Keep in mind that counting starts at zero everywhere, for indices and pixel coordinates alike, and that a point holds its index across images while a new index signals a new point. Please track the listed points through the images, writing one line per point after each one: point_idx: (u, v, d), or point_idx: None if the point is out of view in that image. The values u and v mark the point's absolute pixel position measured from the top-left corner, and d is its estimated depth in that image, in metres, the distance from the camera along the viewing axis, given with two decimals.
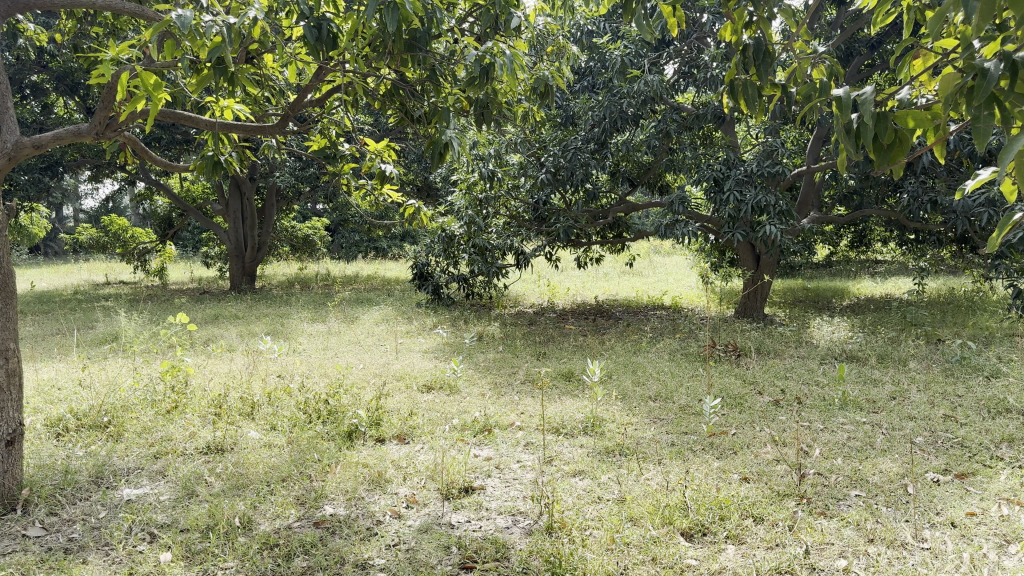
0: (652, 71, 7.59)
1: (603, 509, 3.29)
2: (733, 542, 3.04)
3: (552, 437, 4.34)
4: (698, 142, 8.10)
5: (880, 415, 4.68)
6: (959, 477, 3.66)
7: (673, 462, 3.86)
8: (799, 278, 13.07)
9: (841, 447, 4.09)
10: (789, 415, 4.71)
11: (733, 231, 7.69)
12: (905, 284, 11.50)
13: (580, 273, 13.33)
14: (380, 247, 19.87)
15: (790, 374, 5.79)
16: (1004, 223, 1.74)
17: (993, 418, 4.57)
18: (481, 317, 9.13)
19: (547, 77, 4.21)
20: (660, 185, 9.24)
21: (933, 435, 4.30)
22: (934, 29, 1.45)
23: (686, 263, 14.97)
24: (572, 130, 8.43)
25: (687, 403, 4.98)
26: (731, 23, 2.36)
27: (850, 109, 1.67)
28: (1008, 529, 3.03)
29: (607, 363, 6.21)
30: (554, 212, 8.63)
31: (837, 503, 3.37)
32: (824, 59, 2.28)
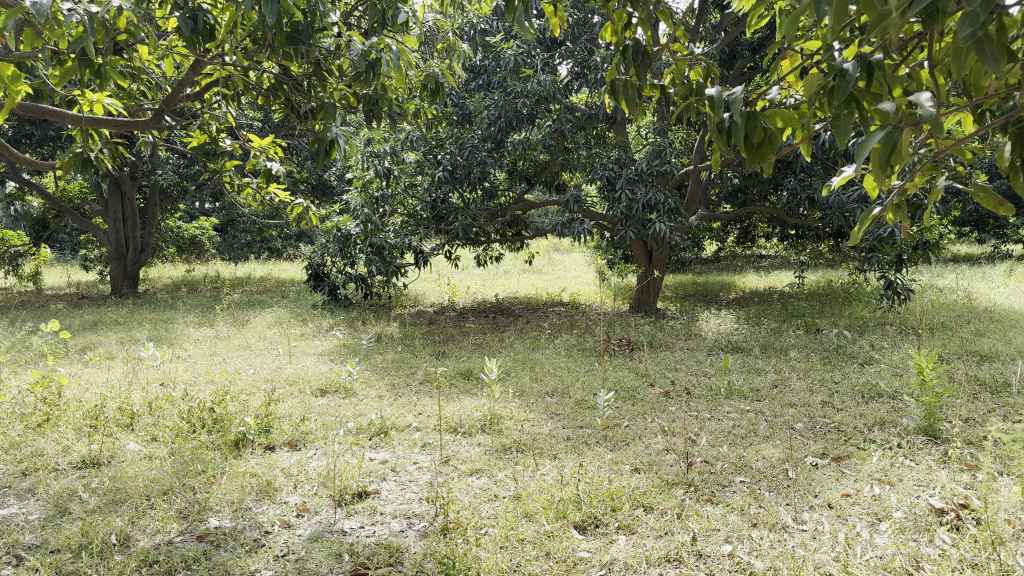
0: (544, 71, 7.66)
1: (499, 507, 3.27)
2: (624, 533, 3.09)
3: (449, 437, 4.31)
4: (592, 141, 8.22)
5: (763, 403, 4.87)
6: (835, 460, 3.84)
7: (568, 456, 3.89)
8: (690, 273, 13.48)
9: (726, 435, 4.23)
10: (679, 405, 4.84)
11: (625, 228, 7.84)
12: (786, 276, 12.03)
13: (480, 272, 13.34)
14: (273, 247, 19.34)
15: (680, 366, 5.95)
16: (863, 219, 1.82)
17: (866, 403, 4.83)
18: (379, 317, 8.99)
19: (438, 74, 4.17)
20: (556, 183, 9.34)
21: (812, 420, 4.50)
22: (794, 32, 1.50)
23: (584, 260, 15.20)
24: (468, 128, 8.42)
25: (583, 397, 5.04)
26: (612, 23, 2.38)
27: (722, 109, 1.72)
28: (879, 509, 3.18)
29: (505, 360, 6.22)
30: (452, 210, 8.59)
31: (722, 490, 3.47)
32: (701, 61, 2.33)
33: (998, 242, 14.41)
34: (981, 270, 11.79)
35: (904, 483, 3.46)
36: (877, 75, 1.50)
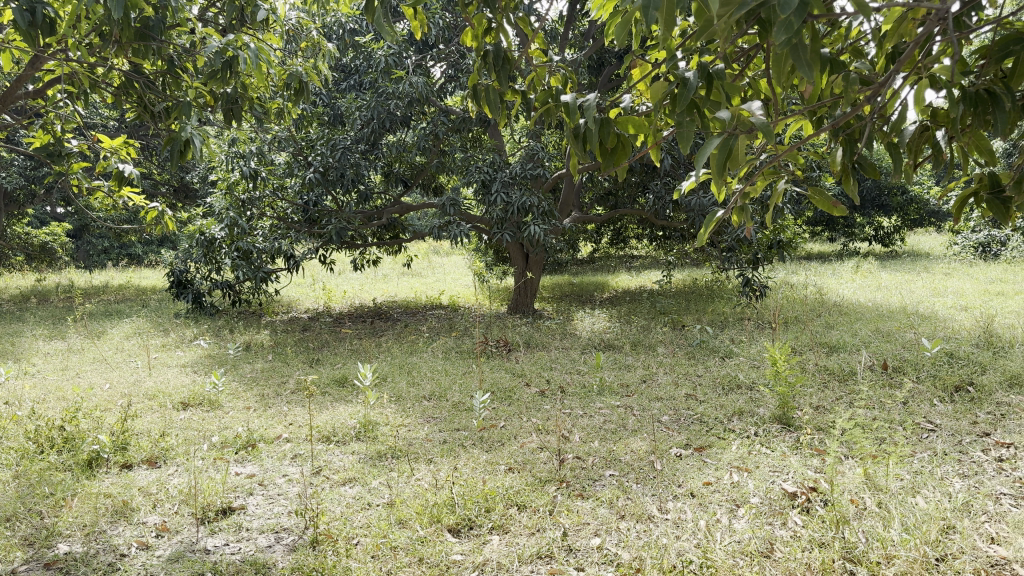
0: (415, 73, 7.61)
1: (372, 516, 3.22)
2: (497, 532, 3.11)
3: (321, 447, 4.21)
4: (466, 144, 8.23)
5: (632, 398, 5.03)
6: (698, 450, 4.01)
7: (443, 460, 3.88)
8: (565, 274, 13.74)
9: (597, 431, 4.33)
10: (554, 404, 4.92)
11: (501, 231, 7.89)
12: (655, 275, 12.47)
13: (356, 276, 13.13)
14: (133, 253, 18.35)
15: (555, 365, 6.05)
16: (709, 221, 1.91)
17: (727, 394, 5.07)
18: (249, 325, 8.69)
19: (301, 73, 4.06)
20: (431, 186, 9.30)
21: (677, 413, 4.69)
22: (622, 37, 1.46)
23: (462, 263, 15.22)
24: (339, 129, 8.25)
25: (460, 399, 5.05)
26: (473, 28, 2.36)
27: (576, 115, 1.76)
28: (737, 495, 3.34)
29: (380, 365, 6.13)
30: (324, 213, 8.40)
31: (592, 484, 3.56)
32: (559, 67, 2.37)
33: (845, 241, 15.46)
34: (831, 267, 12.61)
35: (761, 469, 3.65)
36: (716, 84, 1.57)
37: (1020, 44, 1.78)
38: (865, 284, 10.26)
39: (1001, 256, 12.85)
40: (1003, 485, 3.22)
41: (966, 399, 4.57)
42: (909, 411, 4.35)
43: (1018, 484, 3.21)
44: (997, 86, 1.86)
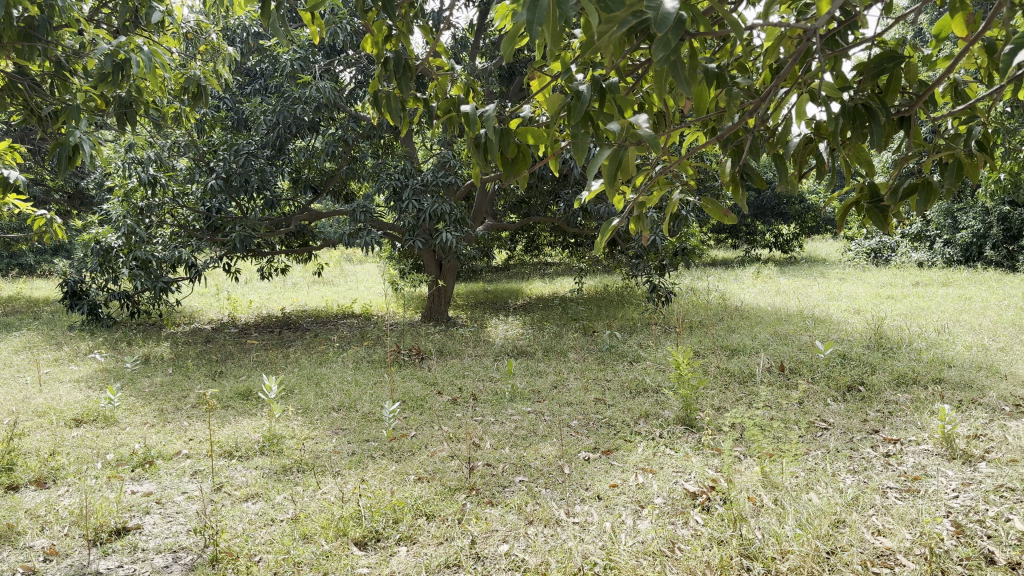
0: (322, 78, 7.48)
1: (275, 532, 3.14)
2: (405, 543, 3.08)
3: (223, 462, 4.08)
4: (376, 151, 8.15)
5: (542, 404, 5.07)
6: (606, 453, 4.07)
7: (351, 472, 3.82)
8: (479, 281, 13.75)
9: (508, 437, 4.35)
10: (465, 412, 4.91)
11: (413, 238, 7.83)
12: (567, 282, 12.62)
13: (264, 285, 12.82)
14: (23, 263, 17.42)
15: (467, 372, 6.04)
16: (606, 230, 1.94)
17: (634, 398, 5.18)
18: (149, 337, 8.36)
19: (199, 77, 3.94)
20: (341, 193, 9.16)
21: (587, 417, 4.75)
22: (512, 52, 1.43)
23: (374, 271, 15.06)
24: (243, 134, 8.04)
25: (369, 410, 4.99)
26: (372, 33, 2.33)
27: (476, 125, 1.76)
28: (641, 497, 3.40)
29: (287, 376, 6.00)
30: (228, 220, 8.16)
31: (502, 491, 3.57)
32: (461, 76, 2.36)
33: (748, 248, 16.02)
34: (734, 273, 13.03)
35: (664, 470, 3.73)
36: (608, 97, 1.60)
37: (892, 63, 1.88)
38: (766, 289, 10.64)
39: (890, 261, 13.55)
40: (889, 479, 3.38)
41: (857, 398, 4.79)
42: (805, 410, 4.54)
43: (903, 478, 3.38)
44: (873, 101, 1.96)
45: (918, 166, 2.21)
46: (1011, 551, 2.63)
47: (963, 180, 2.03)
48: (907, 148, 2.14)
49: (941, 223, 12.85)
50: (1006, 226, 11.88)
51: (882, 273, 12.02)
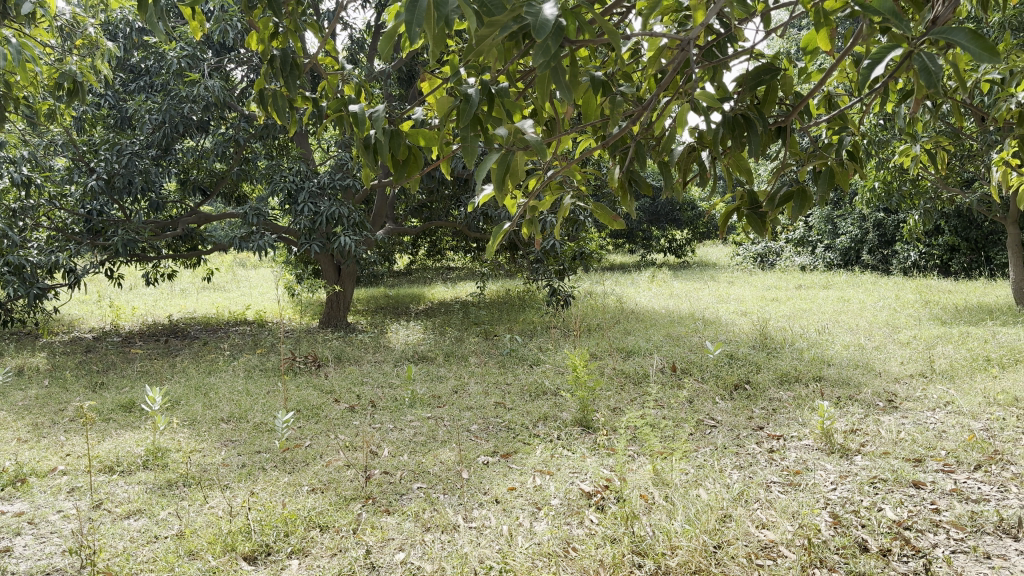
0: (212, 76, 7.22)
1: (158, 549, 3.01)
2: (297, 556, 2.99)
3: (102, 478, 3.88)
4: (270, 152, 7.93)
5: (442, 409, 5.03)
6: (504, 457, 4.07)
7: (241, 484, 3.69)
8: (380, 285, 13.57)
9: (406, 444, 4.29)
10: (362, 419, 4.82)
11: (309, 242, 7.64)
12: (469, 286, 12.61)
13: (151, 291, 12.28)
14: None
15: (366, 379, 5.94)
16: (498, 234, 1.90)
17: (533, 400, 5.21)
18: (23, 347, 7.86)
19: (74, 72, 3.74)
20: (234, 195, 8.87)
21: (486, 421, 4.74)
22: (393, 53, 1.39)
23: (269, 276, 14.65)
24: (127, 134, 7.67)
25: (261, 420, 4.84)
26: (258, 31, 2.25)
27: (365, 126, 1.71)
28: (539, 498, 3.41)
29: (174, 387, 5.75)
30: (111, 223, 7.77)
31: (399, 499, 3.53)
32: (352, 76, 2.30)
33: (644, 252, 16.44)
34: (630, 277, 13.33)
35: (561, 471, 3.76)
36: (497, 101, 1.59)
37: (770, 75, 1.96)
38: (660, 292, 10.94)
39: (776, 265, 14.17)
40: (773, 473, 3.52)
41: (744, 396, 4.98)
42: (695, 409, 4.68)
43: (785, 471, 3.53)
44: (752, 112, 2.04)
45: (796, 173, 2.31)
46: (883, 538, 2.78)
47: (835, 188, 2.13)
48: (785, 157, 2.23)
49: (822, 229, 13.53)
50: (880, 232, 12.60)
51: (768, 276, 12.55)
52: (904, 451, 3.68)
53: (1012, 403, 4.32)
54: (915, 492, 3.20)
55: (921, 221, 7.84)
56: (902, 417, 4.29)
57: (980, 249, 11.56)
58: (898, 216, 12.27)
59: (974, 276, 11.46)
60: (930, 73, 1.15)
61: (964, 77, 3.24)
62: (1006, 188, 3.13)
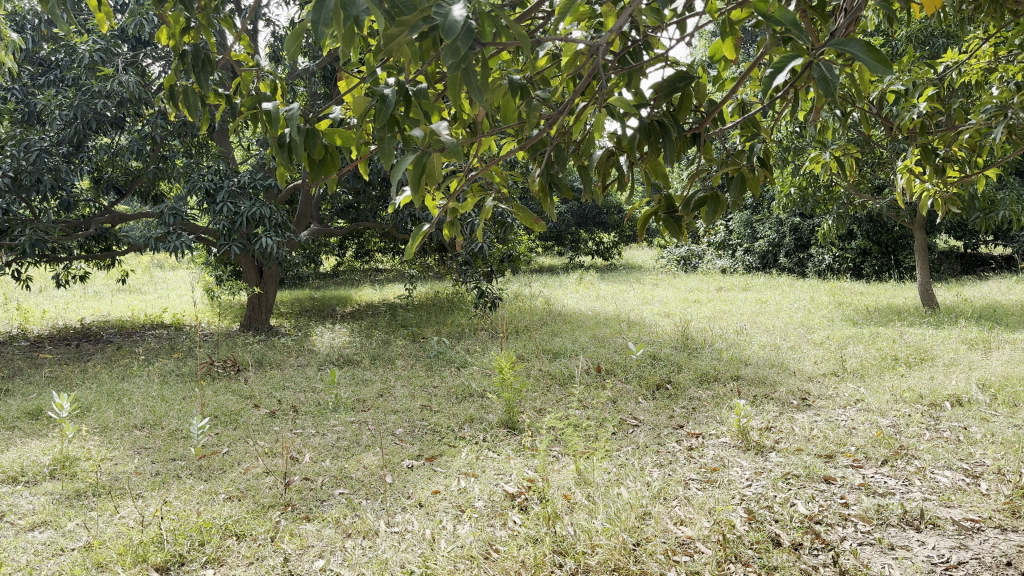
0: (127, 71, 6.96)
1: (64, 562, 2.88)
2: (212, 566, 2.90)
3: (6, 489, 3.70)
4: (189, 150, 7.69)
5: (366, 412, 4.96)
6: (429, 460, 4.04)
7: (154, 493, 3.57)
8: (306, 287, 13.33)
9: (328, 449, 4.22)
10: (283, 425, 4.72)
11: (229, 242, 7.45)
12: (397, 288, 12.49)
13: (62, 293, 11.79)
14: None
15: (288, 383, 5.81)
16: (416, 234, 1.86)
17: (459, 403, 5.20)
18: None
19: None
20: (150, 194, 8.58)
21: (411, 425, 4.69)
22: (302, 51, 1.35)
23: (189, 277, 14.23)
24: (35, 129, 7.33)
25: (177, 426, 4.69)
26: (168, 25, 2.19)
27: (278, 124, 1.66)
28: (463, 501, 3.40)
29: (85, 393, 5.53)
30: (17, 222, 7.42)
31: (319, 505, 3.47)
32: (268, 73, 2.24)
33: (572, 254, 16.59)
34: (558, 278, 13.43)
35: (486, 473, 3.76)
36: (414, 102, 1.56)
37: (684, 82, 2.00)
38: (586, 294, 11.05)
39: (699, 267, 14.48)
40: (691, 471, 3.60)
41: (665, 396, 5.07)
42: (619, 409, 4.74)
43: (703, 469, 3.61)
44: (667, 118, 2.08)
45: (709, 178, 2.36)
46: (795, 532, 2.87)
47: (746, 193, 2.19)
48: (699, 163, 2.28)
49: (742, 233, 13.91)
50: (797, 235, 13.02)
51: (691, 278, 12.83)
52: (816, 447, 3.81)
53: (917, 400, 4.52)
54: (825, 487, 3.32)
55: (835, 226, 8.14)
56: (815, 415, 4.44)
57: (889, 253, 12.06)
58: (814, 220, 12.70)
59: (885, 278, 11.94)
60: (828, 83, 1.19)
61: (871, 88, 3.35)
62: (909, 195, 3.26)
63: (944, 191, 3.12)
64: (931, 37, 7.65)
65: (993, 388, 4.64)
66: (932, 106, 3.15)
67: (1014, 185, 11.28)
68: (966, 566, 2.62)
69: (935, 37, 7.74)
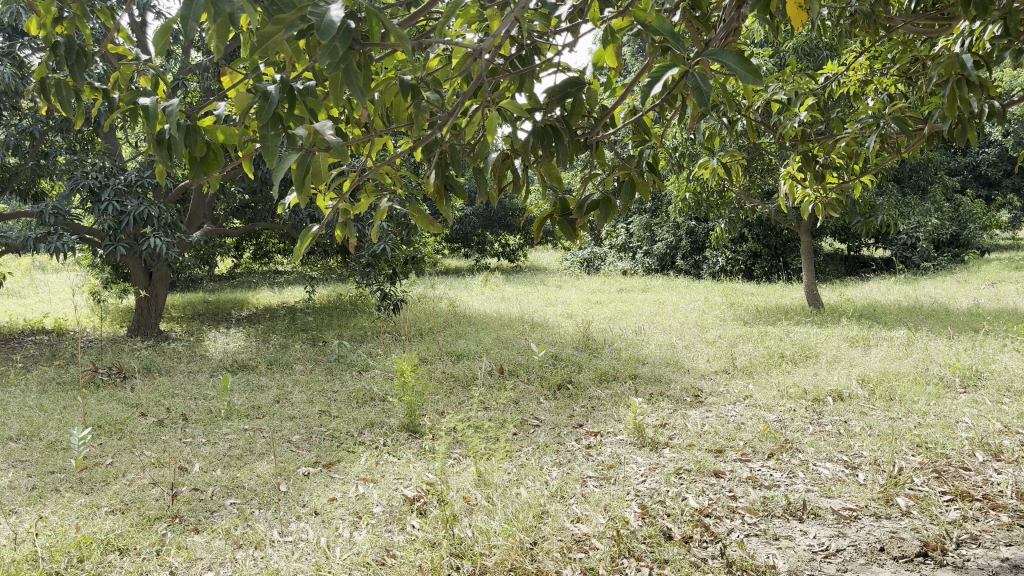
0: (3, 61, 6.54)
1: None
2: None
3: None
4: (72, 146, 7.30)
5: (261, 419, 4.82)
6: (326, 467, 3.96)
7: (28, 509, 3.36)
8: (200, 289, 12.86)
9: (220, 458, 4.08)
10: (172, 434, 4.54)
11: (115, 243, 7.11)
12: (297, 290, 12.21)
13: None
14: None
15: (178, 390, 5.58)
16: (305, 235, 1.81)
17: (359, 407, 5.11)
18: None
19: None
20: (29, 192, 8.10)
21: (308, 431, 4.59)
22: (171, 44, 1.28)
23: (73, 279, 13.52)
24: None
25: (56, 438, 4.44)
26: (38, 14, 2.05)
27: (156, 119, 1.58)
28: (359, 507, 3.35)
29: None
30: None
31: (209, 516, 3.35)
32: (149, 66, 2.13)
33: (477, 256, 16.61)
34: (463, 280, 13.43)
35: (385, 478, 3.71)
36: (300, 100, 1.51)
37: (576, 87, 2.02)
38: (491, 295, 11.08)
39: (601, 269, 14.76)
40: (588, 469, 3.66)
41: (565, 395, 5.13)
42: (520, 410, 4.77)
43: (600, 466, 3.68)
44: (561, 122, 2.10)
45: (602, 182, 2.39)
46: (685, 526, 2.95)
47: (636, 197, 2.23)
48: (592, 166, 2.30)
49: (642, 236, 14.23)
50: (692, 238, 13.42)
51: (592, 280, 13.04)
52: (707, 442, 3.93)
53: (801, 396, 4.73)
54: (715, 481, 3.43)
55: (727, 229, 8.43)
56: (707, 411, 4.59)
57: (778, 255, 12.59)
58: (708, 224, 13.12)
59: (774, 279, 12.46)
60: (702, 93, 1.24)
61: (756, 96, 3.48)
62: (792, 200, 3.41)
63: (824, 197, 3.27)
64: (815, 50, 8.04)
65: (871, 383, 4.90)
66: (812, 115, 3.30)
67: (891, 191, 11.95)
68: (843, 553, 2.75)
69: (819, 49, 8.12)
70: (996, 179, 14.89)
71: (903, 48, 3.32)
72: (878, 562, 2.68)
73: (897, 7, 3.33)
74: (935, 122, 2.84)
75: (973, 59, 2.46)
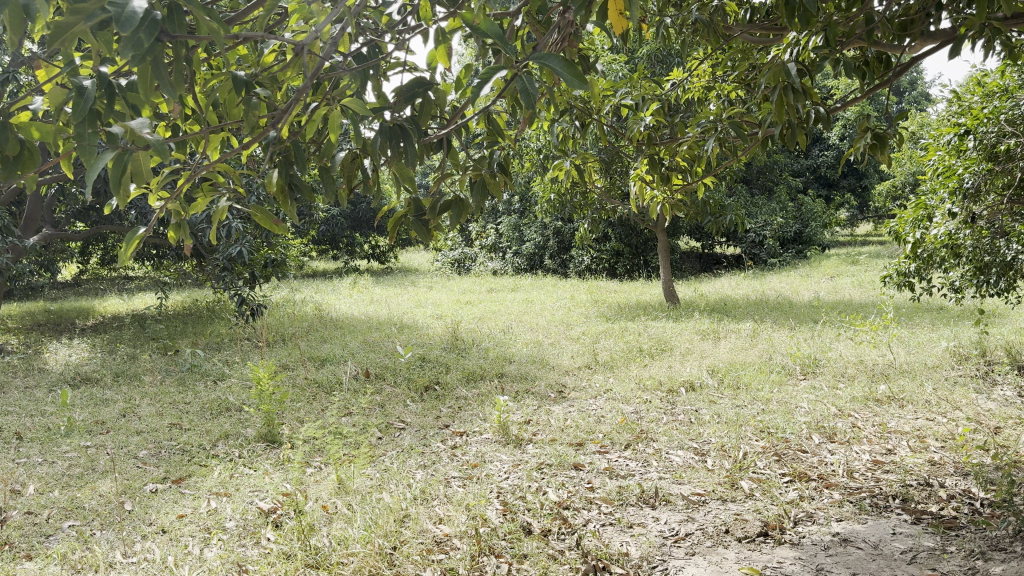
0: None
1: None
2: None
3: None
4: None
5: (106, 435, 4.54)
6: (175, 483, 3.78)
7: None
8: (41, 298, 11.97)
9: (57, 478, 3.82)
10: (4, 455, 4.20)
11: None
12: (149, 297, 11.57)
13: None
14: None
15: (12, 408, 5.17)
16: (132, 240, 1.71)
17: (214, 419, 4.91)
18: None
19: None
20: None
21: (157, 445, 4.36)
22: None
23: None
24: None
25: None
26: None
27: None
28: (211, 522, 3.21)
29: None
30: None
31: (43, 541, 3.13)
32: None
33: (346, 258, 16.32)
34: (329, 283, 13.16)
35: (240, 491, 3.57)
36: (121, 95, 1.42)
37: (422, 88, 2.00)
38: (359, 298, 10.91)
39: (471, 270, 14.83)
40: (452, 469, 3.66)
41: (432, 396, 5.12)
42: (385, 414, 4.72)
43: (464, 466, 3.69)
44: (409, 122, 2.07)
45: (453, 183, 2.38)
46: (545, 519, 3.01)
47: (486, 197, 2.23)
48: (444, 165, 2.29)
49: (511, 236, 14.40)
50: (559, 238, 13.69)
51: (462, 280, 13.09)
52: (568, 436, 4.03)
53: (657, 387, 4.92)
54: (574, 473, 3.52)
55: (590, 229, 8.66)
56: (569, 406, 4.69)
57: (639, 254, 13.05)
58: (573, 224, 13.42)
59: (635, 276, 12.94)
60: (530, 95, 1.28)
61: (606, 99, 3.58)
62: (641, 202, 3.54)
63: (670, 197, 3.40)
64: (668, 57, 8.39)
65: (720, 373, 5.16)
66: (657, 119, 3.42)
67: (741, 192, 12.64)
68: (692, 537, 2.88)
69: (671, 56, 8.49)
70: (834, 180, 16.02)
71: (741, 56, 3.50)
72: (723, 543, 2.83)
73: (734, 17, 3.50)
74: (767, 126, 3.01)
75: (796, 69, 2.62)
